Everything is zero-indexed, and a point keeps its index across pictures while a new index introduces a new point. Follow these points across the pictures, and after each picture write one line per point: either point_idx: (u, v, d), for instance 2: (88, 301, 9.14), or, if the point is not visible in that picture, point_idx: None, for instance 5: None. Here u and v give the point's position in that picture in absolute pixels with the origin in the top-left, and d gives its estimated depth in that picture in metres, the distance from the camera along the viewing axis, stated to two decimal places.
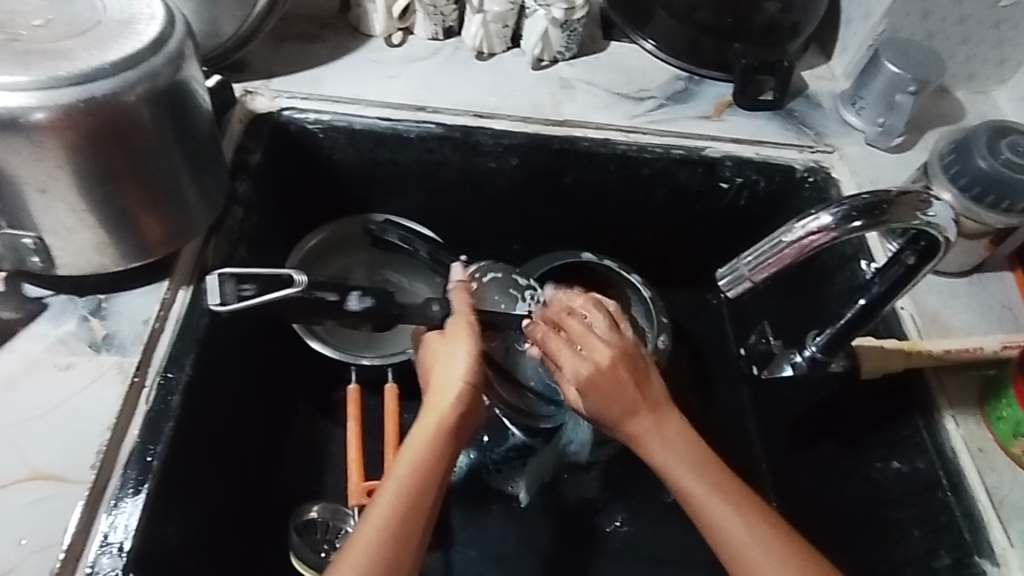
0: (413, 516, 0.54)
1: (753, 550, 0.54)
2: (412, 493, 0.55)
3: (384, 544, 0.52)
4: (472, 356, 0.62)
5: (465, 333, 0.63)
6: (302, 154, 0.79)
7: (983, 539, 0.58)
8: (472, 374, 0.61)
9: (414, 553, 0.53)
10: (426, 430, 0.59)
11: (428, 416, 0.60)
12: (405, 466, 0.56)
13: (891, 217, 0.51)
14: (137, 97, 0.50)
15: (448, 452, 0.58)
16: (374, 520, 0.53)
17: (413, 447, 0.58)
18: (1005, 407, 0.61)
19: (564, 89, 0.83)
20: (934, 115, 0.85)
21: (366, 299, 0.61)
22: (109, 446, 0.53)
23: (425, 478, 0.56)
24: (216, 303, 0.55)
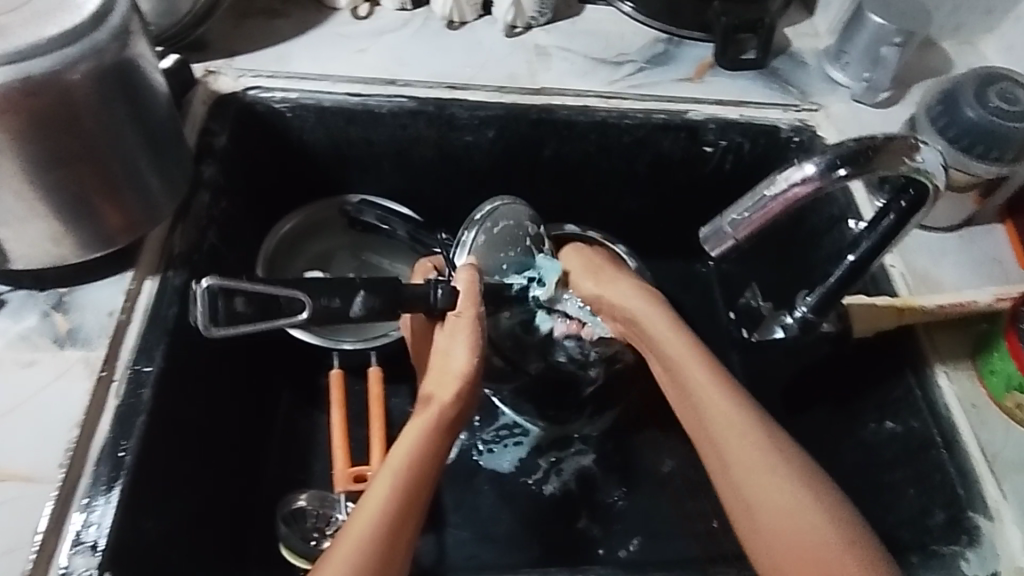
0: (413, 499, 0.52)
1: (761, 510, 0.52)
2: (412, 477, 0.53)
3: (386, 522, 0.50)
4: (474, 348, 0.60)
5: (466, 322, 0.61)
6: (270, 136, 0.76)
7: (976, 495, 0.57)
8: (471, 365, 0.60)
9: (410, 531, 0.51)
10: (426, 413, 0.57)
11: (428, 402, 0.59)
12: (397, 460, 0.54)
13: (878, 164, 0.49)
14: (80, 75, 0.48)
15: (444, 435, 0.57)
16: (375, 498, 0.51)
17: (413, 428, 0.57)
18: (997, 360, 0.60)
19: (539, 56, 0.80)
20: (920, 69, 0.83)
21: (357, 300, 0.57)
22: (78, 443, 0.52)
23: (423, 459, 0.54)
24: (208, 327, 0.49)
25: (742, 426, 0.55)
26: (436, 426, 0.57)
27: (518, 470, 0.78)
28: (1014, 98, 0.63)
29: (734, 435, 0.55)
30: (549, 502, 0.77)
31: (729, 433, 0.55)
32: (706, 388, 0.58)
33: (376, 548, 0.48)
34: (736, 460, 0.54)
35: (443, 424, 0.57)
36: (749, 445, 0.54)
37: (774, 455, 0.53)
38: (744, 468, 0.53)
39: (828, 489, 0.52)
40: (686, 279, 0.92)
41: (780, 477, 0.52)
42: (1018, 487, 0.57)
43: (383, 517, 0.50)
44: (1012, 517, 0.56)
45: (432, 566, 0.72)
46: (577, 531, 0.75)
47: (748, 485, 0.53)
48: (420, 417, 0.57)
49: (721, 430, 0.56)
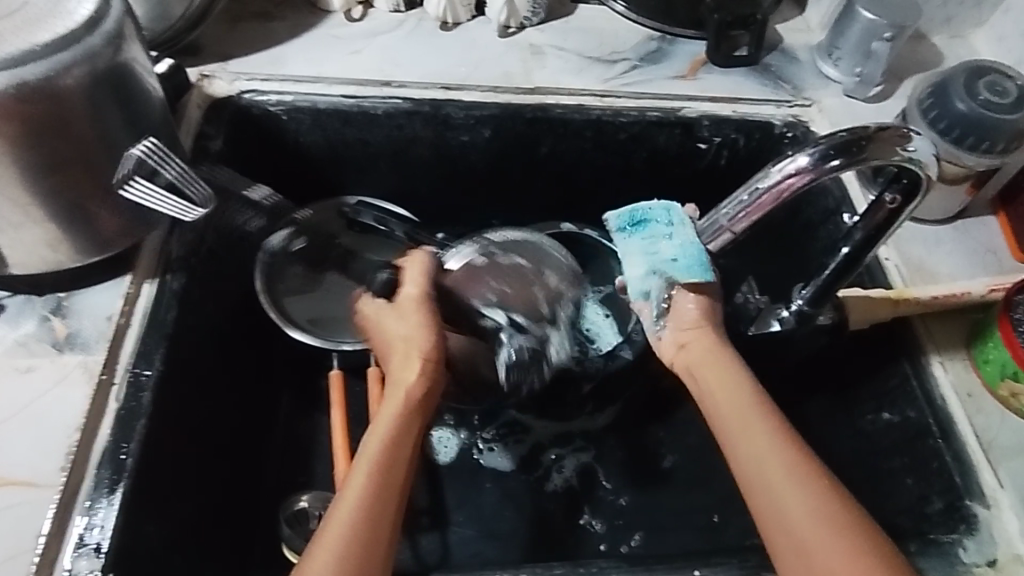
0: (389, 487, 0.52)
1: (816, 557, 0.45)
2: (386, 466, 0.53)
3: (364, 517, 0.50)
4: (428, 326, 0.62)
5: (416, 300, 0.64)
6: (266, 139, 0.76)
7: (973, 483, 0.58)
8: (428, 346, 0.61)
9: (388, 524, 0.50)
10: (393, 401, 0.58)
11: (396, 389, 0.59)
12: (369, 454, 0.54)
13: (871, 154, 0.50)
14: (75, 80, 0.48)
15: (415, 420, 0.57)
16: (350, 494, 0.51)
17: (381, 418, 0.57)
18: (992, 349, 0.60)
19: (533, 55, 0.80)
20: (912, 62, 0.83)
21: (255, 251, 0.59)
22: (79, 447, 0.52)
23: (393, 449, 0.54)
24: (116, 180, 0.53)
25: (793, 478, 0.48)
26: (405, 412, 0.57)
27: (518, 468, 0.79)
28: (1003, 90, 0.64)
29: (781, 480, 0.48)
30: (549, 499, 0.77)
31: (776, 474, 0.48)
32: (744, 412, 0.52)
33: (354, 546, 0.48)
34: (787, 511, 0.47)
35: (411, 412, 0.57)
36: (799, 493, 0.47)
37: (825, 496, 0.47)
38: (797, 514, 0.46)
39: (885, 539, 0.45)
40: None
41: (834, 520, 0.46)
42: (1014, 474, 0.58)
43: (359, 515, 0.50)
44: (1009, 504, 0.56)
45: (434, 564, 0.72)
46: (578, 527, 0.76)
47: (793, 519, 0.46)
48: (387, 408, 0.57)
49: (773, 475, 0.48)
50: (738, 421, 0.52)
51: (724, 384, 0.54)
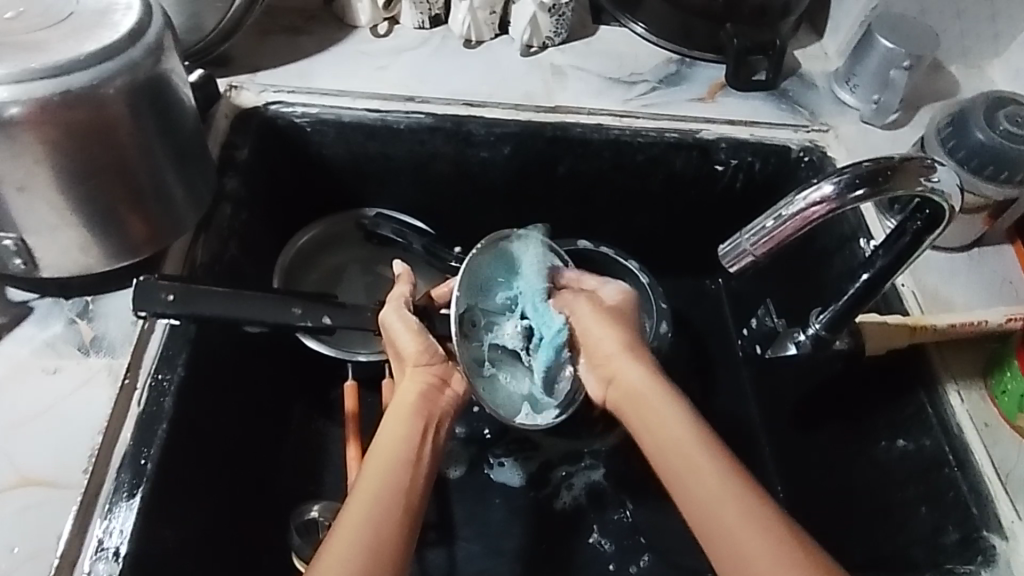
0: (395, 488, 0.51)
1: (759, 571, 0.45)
2: (392, 469, 0.52)
3: (384, 512, 0.49)
4: (419, 329, 0.61)
5: (390, 308, 0.62)
6: (291, 150, 0.77)
7: (989, 514, 0.57)
8: (422, 345, 0.61)
9: (404, 523, 0.49)
10: (402, 402, 0.58)
11: (405, 389, 0.59)
12: (378, 461, 0.53)
13: (895, 184, 0.51)
14: (117, 90, 0.49)
15: (428, 417, 0.57)
16: (366, 489, 0.50)
17: (394, 416, 0.56)
18: (1009, 380, 0.61)
19: (554, 75, 0.82)
20: (928, 92, 0.84)
21: (325, 317, 0.63)
22: (100, 450, 0.52)
23: (406, 445, 0.54)
24: None
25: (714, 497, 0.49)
26: (419, 410, 0.57)
27: (528, 484, 0.79)
28: (1022, 122, 0.64)
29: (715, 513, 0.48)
30: (558, 516, 0.77)
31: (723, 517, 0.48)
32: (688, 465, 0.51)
33: (371, 541, 0.47)
34: (739, 540, 0.46)
35: (423, 410, 0.57)
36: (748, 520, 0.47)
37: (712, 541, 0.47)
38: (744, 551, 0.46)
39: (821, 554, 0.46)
40: (696, 295, 0.93)
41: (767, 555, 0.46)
42: None
43: (378, 511, 0.49)
44: None
45: None
46: (586, 545, 0.75)
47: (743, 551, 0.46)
48: (400, 407, 0.57)
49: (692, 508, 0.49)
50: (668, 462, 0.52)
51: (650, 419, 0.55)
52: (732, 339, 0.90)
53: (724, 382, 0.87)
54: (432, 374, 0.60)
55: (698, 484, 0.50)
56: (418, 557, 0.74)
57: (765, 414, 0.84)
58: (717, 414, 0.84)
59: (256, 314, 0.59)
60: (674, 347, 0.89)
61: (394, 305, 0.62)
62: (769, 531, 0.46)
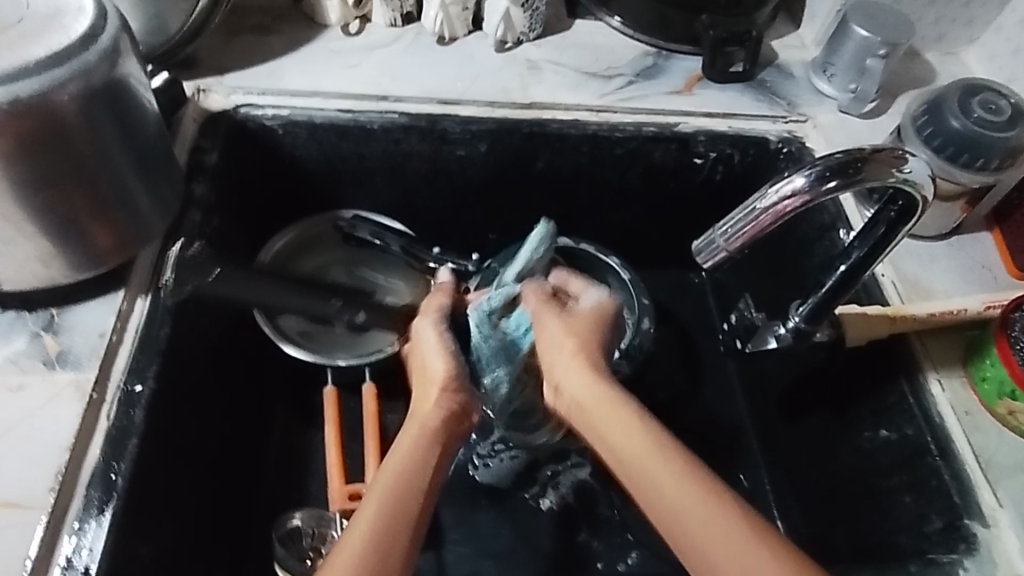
0: (405, 503, 0.49)
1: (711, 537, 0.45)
2: (405, 479, 0.50)
3: (388, 532, 0.47)
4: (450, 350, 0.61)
5: (428, 326, 0.64)
6: (262, 153, 0.75)
7: (972, 502, 0.57)
8: (449, 367, 0.60)
9: (409, 541, 0.47)
10: (423, 421, 0.56)
11: (424, 411, 0.57)
12: (392, 474, 0.51)
13: (866, 174, 0.50)
14: (69, 96, 0.47)
15: (444, 443, 0.55)
16: (375, 501, 0.49)
17: (411, 433, 0.55)
18: (989, 367, 0.60)
19: (529, 71, 0.80)
20: (906, 80, 0.84)
21: (361, 313, 0.69)
22: (68, 468, 0.51)
23: (423, 463, 0.52)
24: None
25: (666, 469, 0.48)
26: (436, 435, 0.55)
27: (516, 485, 0.78)
28: (996, 108, 0.64)
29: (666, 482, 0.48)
30: (546, 516, 0.76)
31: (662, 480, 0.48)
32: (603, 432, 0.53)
33: (375, 558, 0.45)
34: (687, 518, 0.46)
35: (440, 435, 0.55)
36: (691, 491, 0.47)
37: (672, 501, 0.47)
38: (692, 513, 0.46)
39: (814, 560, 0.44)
40: (680, 289, 0.93)
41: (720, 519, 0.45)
42: (1012, 492, 0.57)
43: (382, 524, 0.47)
44: (1008, 523, 0.56)
45: None
46: (575, 544, 0.75)
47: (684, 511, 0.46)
48: (416, 430, 0.55)
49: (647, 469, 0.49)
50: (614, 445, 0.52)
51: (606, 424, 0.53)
52: (715, 332, 0.90)
53: (709, 376, 0.87)
54: (455, 401, 0.58)
55: (629, 444, 0.51)
56: None
57: (751, 406, 0.83)
58: (703, 408, 0.84)
59: (297, 304, 0.64)
60: (659, 341, 0.88)
61: (430, 324, 0.64)
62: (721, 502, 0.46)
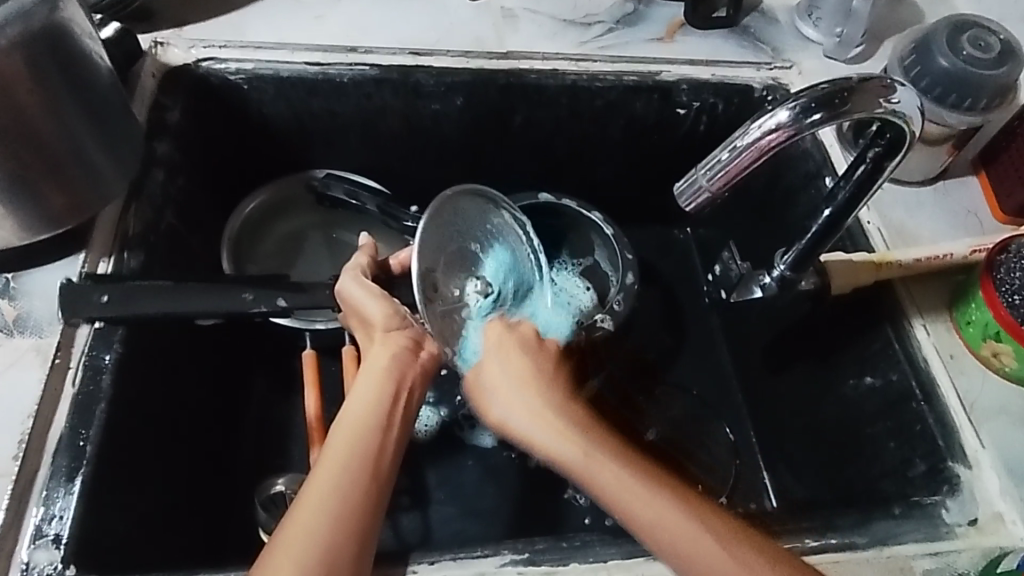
0: (363, 461, 0.47)
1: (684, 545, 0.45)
2: (360, 437, 0.49)
3: (350, 489, 0.46)
4: (382, 293, 0.57)
5: (349, 272, 0.58)
6: (226, 110, 0.72)
7: (956, 444, 0.57)
8: (388, 309, 0.56)
9: (372, 498, 0.47)
10: (371, 370, 0.53)
11: (375, 355, 0.54)
12: (344, 433, 0.49)
13: (853, 106, 0.48)
14: (6, 41, 0.45)
15: (399, 386, 0.52)
16: (331, 461, 0.47)
17: (363, 385, 0.52)
18: (974, 310, 0.60)
19: (505, 19, 0.77)
20: (893, 24, 0.81)
21: (282, 298, 0.59)
22: (33, 434, 0.49)
23: (376, 415, 0.50)
24: None
25: (638, 483, 0.47)
26: (389, 379, 0.52)
27: (501, 445, 0.77)
28: (986, 45, 0.62)
29: (626, 490, 0.46)
30: (532, 475, 0.76)
31: (633, 497, 0.46)
32: (569, 449, 0.48)
33: (337, 520, 0.45)
34: (655, 524, 0.45)
35: (393, 382, 0.52)
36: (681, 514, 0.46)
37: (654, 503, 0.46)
38: (661, 526, 0.45)
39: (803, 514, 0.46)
40: (664, 245, 0.91)
41: (689, 526, 0.45)
42: (995, 433, 0.57)
43: (342, 485, 0.46)
44: (990, 464, 0.56)
45: (417, 545, 0.71)
46: (561, 502, 0.75)
47: (655, 519, 0.45)
48: (369, 376, 0.52)
49: (615, 488, 0.47)
50: (573, 462, 0.48)
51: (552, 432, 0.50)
52: (700, 288, 0.89)
53: (695, 332, 0.86)
54: (404, 339, 0.55)
55: (600, 469, 0.47)
56: (391, 524, 0.72)
57: (735, 361, 0.83)
58: (688, 364, 0.83)
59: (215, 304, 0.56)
60: (644, 298, 0.87)
61: (352, 274, 0.58)
62: (687, 507, 0.46)
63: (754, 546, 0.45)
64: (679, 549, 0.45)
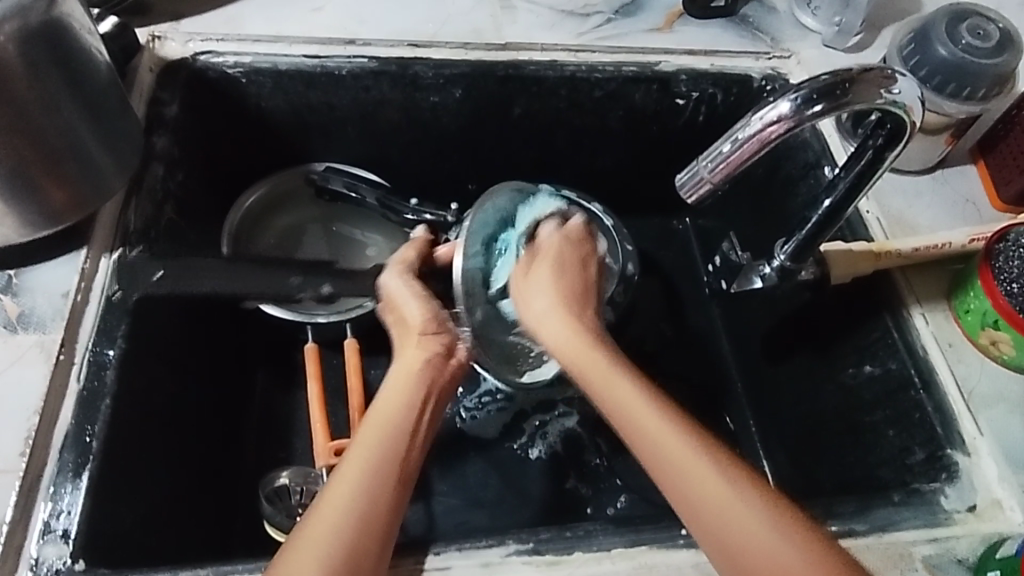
0: (389, 465, 0.48)
1: (677, 462, 0.46)
2: (389, 439, 0.49)
3: (374, 488, 0.46)
4: (424, 296, 0.58)
5: (393, 269, 0.60)
6: (224, 103, 0.72)
7: (954, 432, 0.58)
8: (428, 313, 0.57)
9: (393, 503, 0.47)
10: (405, 372, 0.53)
11: (408, 356, 0.54)
12: (374, 434, 0.49)
13: (853, 96, 0.48)
14: (3, 38, 0.44)
15: (429, 390, 0.53)
16: (356, 462, 0.48)
17: (395, 386, 0.52)
18: (972, 299, 0.60)
19: (503, 10, 0.77)
20: (891, 12, 0.81)
21: (327, 286, 0.60)
22: (39, 431, 0.50)
23: (406, 420, 0.50)
24: None
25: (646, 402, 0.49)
26: (420, 382, 0.53)
27: (503, 436, 0.78)
28: (984, 33, 0.62)
29: (635, 405, 0.49)
30: (535, 465, 0.77)
31: (640, 410, 0.48)
32: (607, 382, 0.50)
33: (356, 521, 0.45)
34: (655, 435, 0.47)
35: (426, 387, 0.53)
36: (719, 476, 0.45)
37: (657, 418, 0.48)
38: (659, 438, 0.47)
39: None
40: (663, 235, 0.91)
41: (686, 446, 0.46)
42: (994, 421, 0.58)
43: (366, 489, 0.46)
44: (988, 451, 0.57)
45: (421, 535, 0.71)
46: (563, 492, 0.75)
47: (654, 434, 0.47)
48: (400, 378, 0.53)
49: (628, 402, 0.49)
50: (590, 373, 0.51)
51: (568, 344, 0.53)
52: (699, 278, 0.89)
53: (695, 322, 0.86)
54: (442, 344, 0.55)
55: (611, 386, 0.50)
56: None
57: (735, 350, 0.83)
58: (688, 353, 0.84)
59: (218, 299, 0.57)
60: (644, 289, 0.87)
61: (397, 272, 0.60)
62: (689, 432, 0.47)
63: (782, 509, 0.44)
64: (663, 467, 0.46)
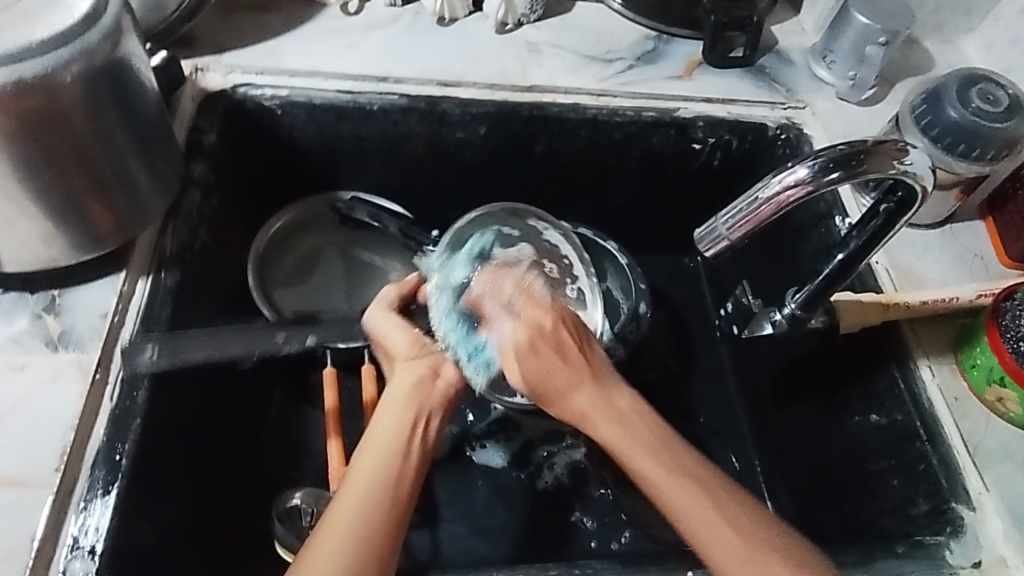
0: (383, 485, 0.50)
1: (704, 530, 0.49)
2: (382, 460, 0.51)
3: (371, 510, 0.48)
4: (410, 326, 0.61)
5: (379, 305, 0.64)
6: (259, 132, 0.75)
7: (959, 486, 0.59)
8: (414, 341, 0.60)
9: (392, 523, 0.49)
10: (395, 397, 0.56)
11: (399, 384, 0.57)
12: (369, 457, 0.52)
13: (868, 167, 0.51)
14: (71, 77, 0.47)
15: (418, 412, 0.55)
16: (354, 486, 0.50)
17: (388, 410, 0.55)
18: (979, 355, 0.62)
19: (530, 53, 0.80)
20: (903, 68, 0.84)
21: None
22: (73, 448, 0.52)
23: (398, 441, 0.53)
24: None
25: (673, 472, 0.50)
26: (411, 405, 0.55)
27: (510, 464, 0.79)
28: (994, 99, 0.65)
29: (661, 476, 0.50)
30: (540, 495, 0.78)
31: (663, 479, 0.50)
32: (628, 448, 0.52)
33: (357, 542, 0.47)
34: (682, 507, 0.49)
35: (416, 408, 0.55)
36: (727, 529, 0.48)
37: (685, 487, 0.50)
38: (688, 511, 0.49)
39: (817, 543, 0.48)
40: (674, 273, 0.93)
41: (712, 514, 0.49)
42: (998, 477, 0.59)
43: (365, 510, 0.48)
44: (991, 507, 0.58)
45: (427, 562, 0.72)
46: (567, 524, 0.76)
47: (678, 503, 0.50)
48: (392, 404, 0.55)
49: (653, 469, 0.51)
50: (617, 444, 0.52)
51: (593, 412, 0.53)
52: (709, 316, 0.91)
53: (703, 361, 0.88)
54: (427, 367, 0.58)
55: (637, 454, 0.51)
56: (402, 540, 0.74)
57: (742, 389, 0.85)
58: (696, 391, 0.85)
59: None
60: (654, 325, 0.89)
61: (382, 309, 0.63)
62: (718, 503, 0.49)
63: None
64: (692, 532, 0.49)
